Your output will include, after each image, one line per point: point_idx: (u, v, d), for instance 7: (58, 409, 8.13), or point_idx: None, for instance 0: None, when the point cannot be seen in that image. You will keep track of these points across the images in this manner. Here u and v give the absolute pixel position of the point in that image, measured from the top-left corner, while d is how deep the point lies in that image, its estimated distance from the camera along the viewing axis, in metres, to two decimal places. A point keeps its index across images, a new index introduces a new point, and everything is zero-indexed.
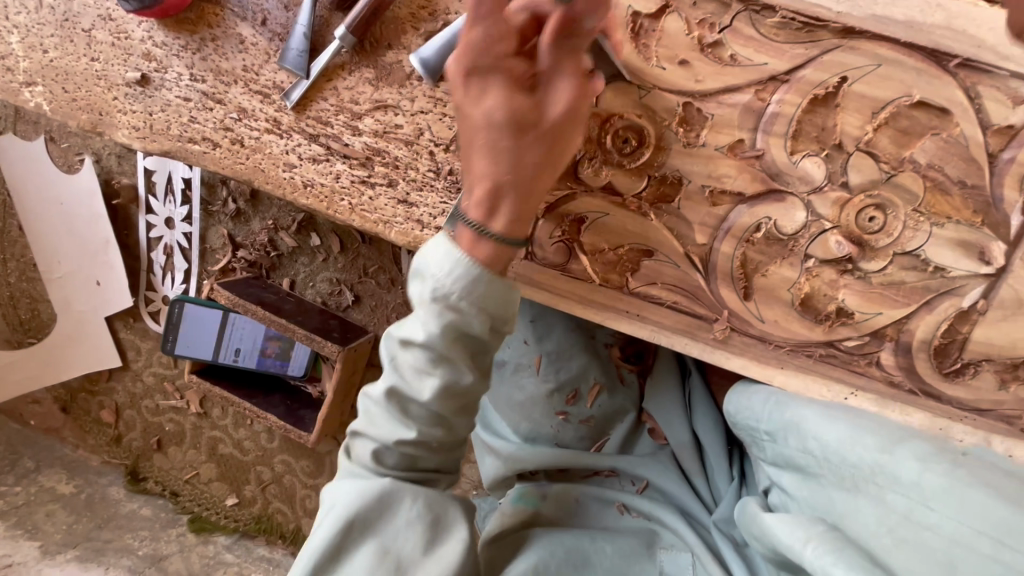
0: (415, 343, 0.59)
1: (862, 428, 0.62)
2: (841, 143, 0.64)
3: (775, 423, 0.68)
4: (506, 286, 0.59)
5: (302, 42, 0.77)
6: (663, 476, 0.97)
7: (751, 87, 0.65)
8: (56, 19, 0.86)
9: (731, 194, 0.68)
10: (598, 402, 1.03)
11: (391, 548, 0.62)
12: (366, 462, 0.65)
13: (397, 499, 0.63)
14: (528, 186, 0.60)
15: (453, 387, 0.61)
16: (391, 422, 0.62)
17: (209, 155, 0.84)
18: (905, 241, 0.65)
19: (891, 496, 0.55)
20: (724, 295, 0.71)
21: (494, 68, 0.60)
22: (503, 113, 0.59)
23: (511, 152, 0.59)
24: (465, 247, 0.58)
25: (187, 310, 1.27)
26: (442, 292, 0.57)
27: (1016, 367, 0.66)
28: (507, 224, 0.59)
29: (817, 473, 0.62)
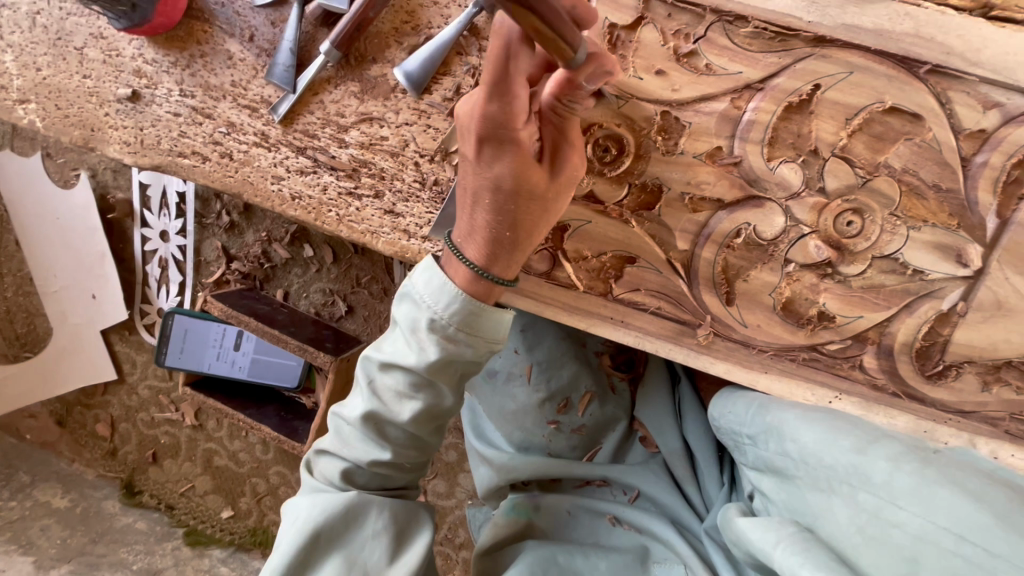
0: (400, 367, 0.61)
1: (841, 428, 0.62)
2: (816, 149, 0.65)
3: (757, 427, 0.68)
4: (502, 319, 0.61)
5: (289, 57, 0.79)
6: (656, 486, 0.97)
7: (727, 95, 0.66)
8: (49, 38, 0.88)
9: (711, 200, 0.69)
10: (589, 411, 1.03)
11: (357, 560, 0.64)
12: (333, 479, 0.66)
13: (362, 512, 0.65)
14: (528, 243, 0.62)
15: (433, 410, 0.63)
16: (366, 443, 0.64)
17: (199, 169, 0.85)
18: (883, 244, 0.66)
19: (861, 495, 0.55)
20: (707, 301, 0.71)
21: (503, 135, 0.55)
22: (510, 179, 0.57)
23: (514, 212, 0.59)
24: (463, 286, 0.60)
25: (177, 322, 1.29)
26: (439, 322, 0.59)
27: (998, 369, 0.66)
28: (504, 269, 0.61)
29: (794, 476, 0.62)
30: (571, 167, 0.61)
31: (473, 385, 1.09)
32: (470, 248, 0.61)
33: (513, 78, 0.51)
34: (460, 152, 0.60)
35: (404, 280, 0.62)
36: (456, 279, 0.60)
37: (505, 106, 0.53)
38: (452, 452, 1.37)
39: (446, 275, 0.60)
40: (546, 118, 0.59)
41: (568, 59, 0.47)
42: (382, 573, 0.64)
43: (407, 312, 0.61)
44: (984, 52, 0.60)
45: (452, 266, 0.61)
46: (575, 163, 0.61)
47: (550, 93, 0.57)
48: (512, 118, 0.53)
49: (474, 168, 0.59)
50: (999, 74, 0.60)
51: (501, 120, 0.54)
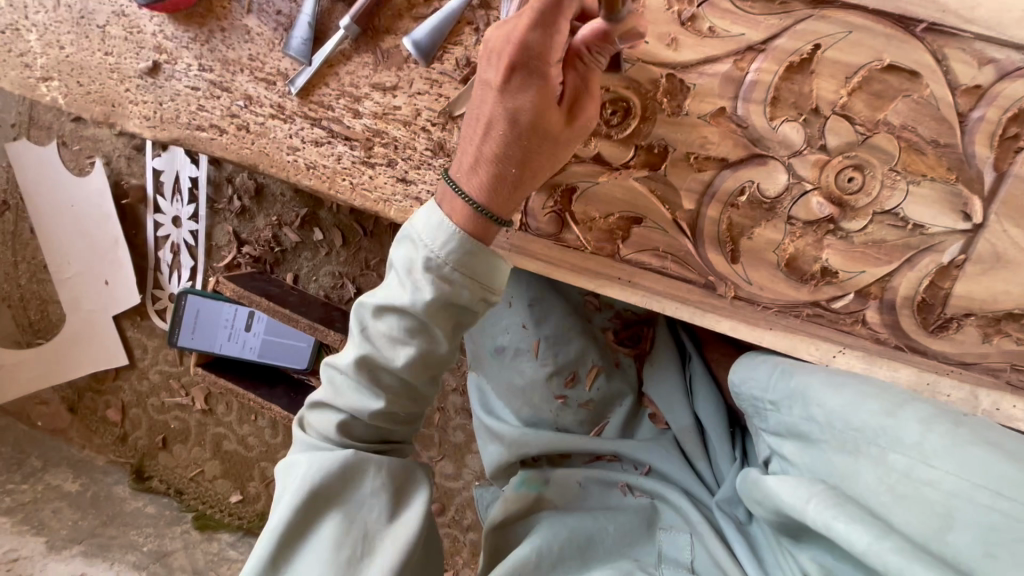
0: (394, 311, 0.63)
1: (867, 390, 0.61)
2: (817, 108, 0.67)
3: (781, 392, 0.68)
4: (494, 263, 0.63)
5: (306, 31, 0.82)
6: (665, 458, 0.98)
7: (730, 57, 0.68)
8: (73, 17, 0.91)
9: (715, 159, 0.71)
10: (596, 385, 1.05)
11: (356, 518, 0.66)
12: (331, 433, 0.68)
13: (361, 470, 0.67)
14: (529, 183, 0.63)
15: (428, 356, 0.65)
16: (359, 393, 0.66)
17: (216, 142, 0.87)
18: (884, 200, 0.68)
19: (891, 456, 0.56)
20: (713, 259, 0.73)
21: (534, 71, 0.58)
22: (529, 117, 0.59)
23: (522, 150, 0.60)
24: (459, 223, 0.61)
25: (189, 303, 1.31)
26: (432, 261, 0.61)
27: (999, 321, 0.68)
28: (500, 206, 0.62)
29: (816, 438, 0.63)
30: (584, 116, 0.63)
31: (482, 361, 1.11)
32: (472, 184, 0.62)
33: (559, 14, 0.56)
34: (482, 79, 0.62)
35: (404, 223, 0.64)
36: (453, 216, 0.62)
37: (545, 38, 0.57)
38: (459, 433, 1.39)
39: (445, 214, 0.62)
40: (572, 65, 0.62)
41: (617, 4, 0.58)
42: (381, 531, 0.66)
43: (406, 256, 0.62)
44: (978, 10, 0.62)
45: (449, 202, 0.63)
46: (589, 115, 0.63)
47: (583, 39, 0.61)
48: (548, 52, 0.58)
49: (495, 96, 0.60)
50: (993, 31, 0.62)
51: (536, 49, 0.57)
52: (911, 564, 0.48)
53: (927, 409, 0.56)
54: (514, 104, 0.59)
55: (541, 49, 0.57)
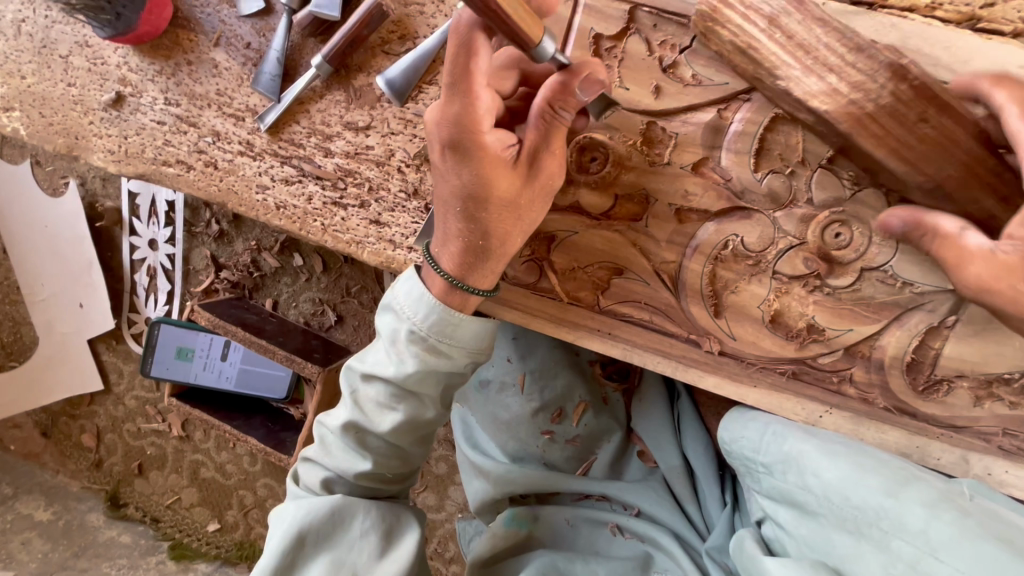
0: (381, 379, 0.65)
1: (866, 463, 0.60)
2: (804, 160, 0.64)
3: (773, 456, 0.66)
4: (476, 330, 0.65)
5: (275, 67, 0.78)
6: (656, 502, 0.95)
7: (713, 106, 0.65)
8: (34, 46, 0.87)
9: (698, 212, 0.68)
10: (583, 421, 1.02)
11: (345, 561, 0.65)
12: (316, 487, 0.70)
13: (349, 514, 0.67)
14: (500, 252, 0.64)
15: (415, 421, 0.67)
16: (348, 453, 0.68)
17: (183, 178, 0.84)
18: (872, 256, 0.65)
19: (895, 543, 0.53)
20: (696, 313, 0.70)
21: (472, 146, 0.57)
22: (477, 190, 0.59)
23: (482, 222, 0.61)
24: (439, 295, 0.64)
25: (164, 331, 1.28)
26: (416, 333, 0.63)
27: (991, 384, 0.65)
28: (478, 277, 0.64)
29: (813, 511, 0.61)
30: (544, 175, 0.61)
31: (466, 395, 1.08)
32: (447, 257, 0.64)
33: (473, 78, 0.54)
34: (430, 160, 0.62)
35: (386, 291, 0.67)
36: (433, 289, 0.64)
37: (466, 107, 0.55)
38: (442, 464, 1.35)
39: (424, 287, 0.64)
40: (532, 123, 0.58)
41: (533, 50, 0.52)
42: (371, 569, 0.66)
43: (393, 325, 0.65)
44: (970, 65, 0.59)
45: (431, 279, 0.65)
46: (550, 169, 0.60)
47: (542, 100, 0.57)
48: (472, 122, 0.56)
49: (443, 176, 0.61)
50: None
51: (461, 123, 0.56)
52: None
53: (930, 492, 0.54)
54: (462, 179, 0.59)
55: (472, 125, 0.56)
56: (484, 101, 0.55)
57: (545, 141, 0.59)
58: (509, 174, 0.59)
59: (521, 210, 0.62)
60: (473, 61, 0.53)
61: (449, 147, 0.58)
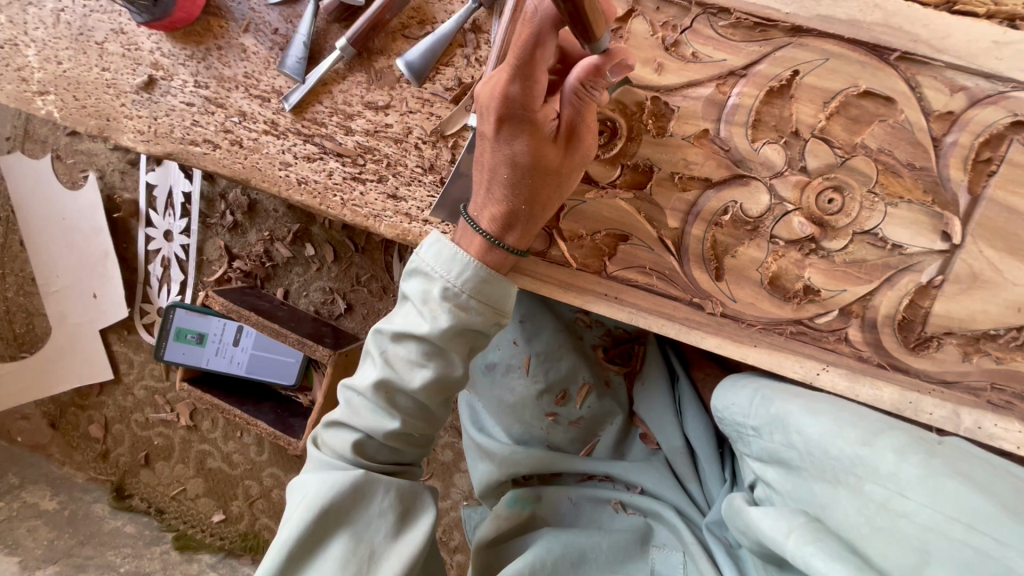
0: (414, 337, 0.66)
1: (845, 419, 0.61)
2: (797, 131, 0.69)
3: (762, 418, 0.69)
4: (505, 289, 0.69)
5: (301, 50, 0.83)
6: (658, 479, 0.96)
7: (712, 81, 0.70)
8: (72, 34, 0.92)
9: (699, 179, 0.73)
10: (587, 403, 1.04)
11: (363, 538, 0.67)
12: (344, 453, 0.70)
13: (371, 488, 0.69)
14: (538, 217, 0.69)
15: (443, 379, 0.68)
16: (376, 414, 0.68)
17: (209, 156, 0.88)
18: (864, 220, 0.69)
19: (869, 488, 0.54)
20: (698, 277, 0.74)
21: (524, 120, 0.63)
22: (526, 161, 0.65)
23: (527, 190, 0.67)
24: (478, 256, 0.67)
25: (178, 317, 1.31)
26: (449, 290, 0.66)
27: (978, 340, 0.69)
28: (516, 238, 0.69)
29: (797, 465, 0.62)
30: (581, 148, 0.67)
31: (472, 378, 1.09)
32: (487, 219, 0.68)
33: (537, 66, 0.60)
34: (480, 130, 0.68)
35: (412, 255, 0.69)
36: (470, 250, 0.68)
37: (524, 88, 0.61)
38: (448, 452, 1.37)
39: (457, 249, 0.67)
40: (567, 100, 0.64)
41: (593, 44, 0.55)
42: (387, 548, 0.67)
43: (428, 286, 0.67)
44: (948, 40, 0.64)
45: (467, 240, 0.69)
46: (587, 144, 0.67)
47: (576, 80, 0.62)
48: (529, 100, 0.62)
49: (491, 145, 0.66)
50: (964, 60, 0.64)
51: (519, 101, 0.62)
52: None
53: (902, 437, 0.55)
54: (511, 150, 0.65)
55: (527, 103, 0.62)
56: (539, 82, 0.61)
57: (580, 118, 0.65)
58: (552, 147, 0.65)
59: (561, 179, 0.68)
60: (540, 50, 0.59)
61: (501, 120, 0.64)
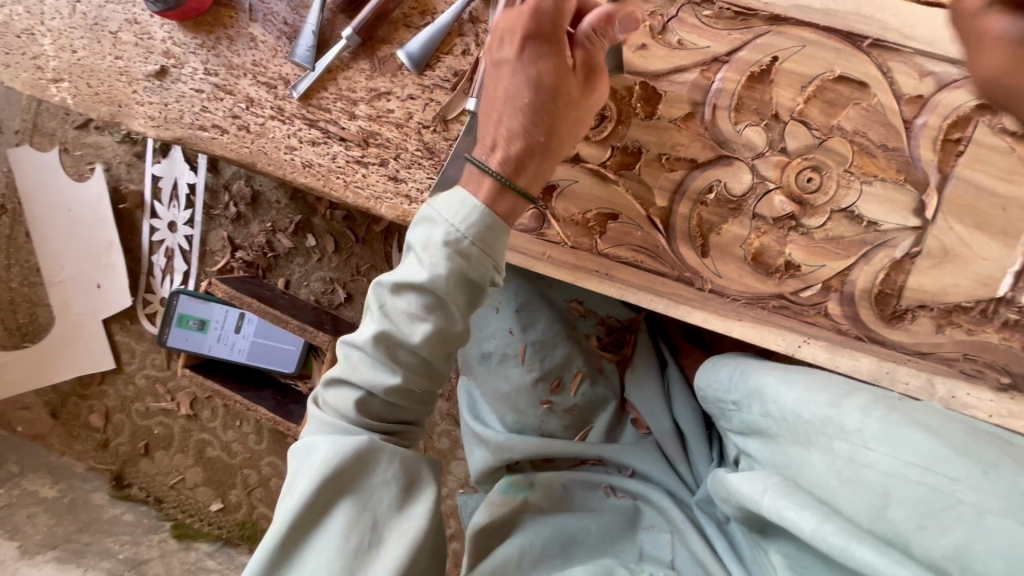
0: (414, 289, 0.63)
1: (816, 385, 0.65)
2: (777, 114, 0.73)
3: (740, 392, 0.73)
4: (506, 240, 0.65)
5: (311, 39, 0.87)
6: (649, 461, 0.98)
7: (697, 67, 0.75)
8: (87, 24, 0.96)
9: (686, 160, 0.76)
10: (581, 390, 1.05)
11: (367, 507, 0.65)
12: (348, 412, 0.68)
13: (374, 455, 0.66)
14: (551, 157, 0.68)
15: (445, 333, 0.66)
16: (375, 368, 0.66)
17: (217, 141, 0.92)
18: (841, 198, 0.73)
19: (836, 444, 0.59)
20: (685, 253, 0.78)
21: (546, 43, 0.65)
22: (543, 88, 0.65)
23: (545, 123, 0.66)
24: (485, 201, 0.64)
25: (181, 303, 1.34)
26: (454, 235, 0.63)
27: (951, 313, 0.72)
28: (529, 180, 0.67)
29: (775, 434, 0.66)
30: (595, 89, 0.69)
31: (469, 367, 1.10)
32: (498, 156, 0.66)
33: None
34: (497, 59, 0.68)
35: (424, 205, 0.67)
36: (479, 196, 0.64)
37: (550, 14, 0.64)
38: (444, 439, 1.39)
39: (470, 193, 0.64)
40: (578, 44, 0.68)
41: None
42: (391, 517, 0.66)
43: (428, 234, 0.64)
44: (917, 28, 0.69)
45: (476, 183, 0.65)
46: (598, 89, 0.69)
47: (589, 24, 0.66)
48: (554, 22, 0.65)
49: (511, 73, 0.65)
50: (932, 46, 0.69)
51: (546, 18, 0.64)
52: (854, 546, 0.51)
53: (866, 396, 0.60)
54: (530, 75, 0.65)
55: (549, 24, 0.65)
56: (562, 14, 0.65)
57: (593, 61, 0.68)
58: (569, 81, 0.66)
59: (572, 118, 0.68)
60: None
61: (523, 42, 0.65)
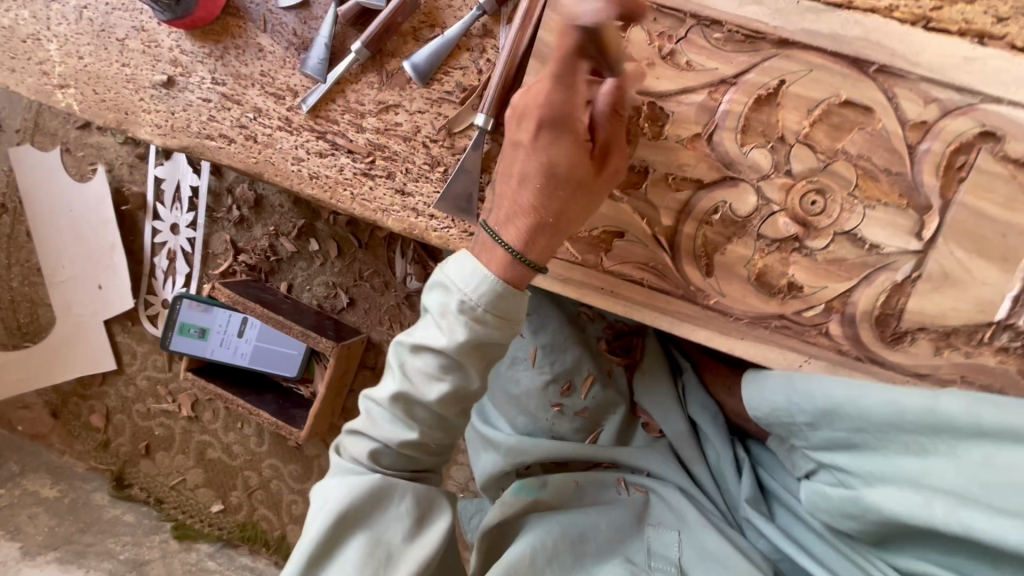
0: (431, 350, 0.66)
1: (900, 389, 0.63)
2: (783, 136, 0.74)
3: (813, 410, 0.69)
4: (520, 303, 0.66)
5: (323, 51, 0.87)
6: (665, 465, 0.94)
7: (705, 88, 0.75)
8: (94, 30, 0.96)
9: (692, 180, 0.77)
10: (592, 394, 1.02)
11: (380, 541, 0.67)
12: (362, 459, 0.70)
13: (388, 492, 0.69)
14: (564, 233, 0.69)
15: (460, 392, 0.68)
16: (394, 424, 0.68)
17: (224, 151, 0.92)
18: (844, 221, 0.74)
19: (961, 449, 0.58)
20: (689, 272, 0.79)
21: (564, 127, 0.66)
22: (562, 169, 0.66)
23: (559, 202, 0.67)
24: (496, 272, 0.65)
25: (185, 307, 1.35)
26: (466, 303, 0.64)
27: (948, 336, 0.74)
28: (540, 258, 0.68)
29: (877, 448, 0.65)
30: (610, 166, 0.69)
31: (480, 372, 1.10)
32: (513, 234, 0.67)
33: (579, 75, 0.66)
34: (513, 139, 0.69)
35: (435, 268, 0.68)
36: (490, 265, 0.65)
37: (568, 96, 0.66)
38: None
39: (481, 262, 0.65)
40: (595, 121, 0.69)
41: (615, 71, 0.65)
42: (404, 550, 0.68)
43: (443, 297, 0.66)
44: (922, 55, 0.70)
45: (487, 252, 0.67)
46: (616, 163, 0.70)
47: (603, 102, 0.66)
48: (571, 103, 0.66)
49: (527, 153, 0.67)
50: (936, 74, 0.69)
51: (561, 104, 0.66)
52: None
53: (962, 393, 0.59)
54: (548, 157, 0.66)
55: (567, 108, 0.66)
56: (579, 98, 0.66)
57: (610, 140, 0.69)
58: (585, 161, 0.67)
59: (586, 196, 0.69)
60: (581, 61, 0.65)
61: (541, 123, 0.66)
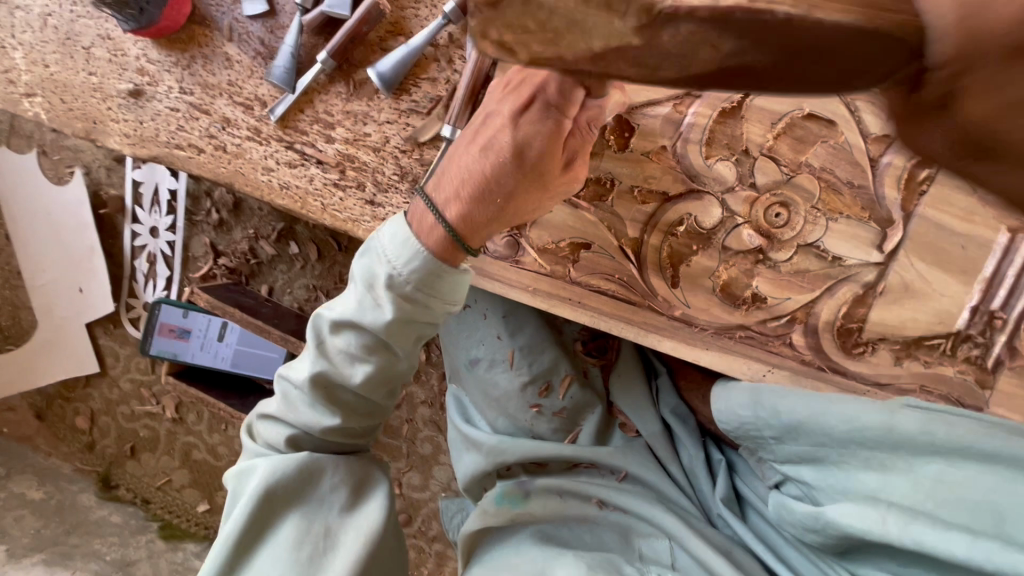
0: (359, 328, 0.66)
1: (860, 402, 0.62)
2: (747, 149, 0.74)
3: (779, 427, 0.69)
4: (459, 279, 0.65)
5: (289, 60, 0.86)
6: (643, 466, 0.91)
7: (670, 100, 0.75)
8: (59, 38, 0.95)
9: (657, 193, 0.78)
10: (570, 394, 0.98)
11: (316, 518, 0.67)
12: (280, 444, 0.69)
13: (319, 469, 0.68)
14: (504, 219, 0.66)
15: (385, 372, 0.69)
16: (313, 408, 0.68)
17: (194, 160, 0.92)
18: (807, 233, 0.74)
19: (920, 467, 0.58)
20: (655, 283, 0.79)
21: (547, 116, 0.61)
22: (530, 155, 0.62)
23: (512, 186, 0.63)
24: (431, 246, 0.64)
25: (164, 312, 1.35)
26: (395, 277, 0.64)
27: (909, 346, 0.75)
28: (476, 237, 0.65)
29: (830, 461, 0.65)
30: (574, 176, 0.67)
31: (459, 374, 1.06)
32: (455, 207, 0.63)
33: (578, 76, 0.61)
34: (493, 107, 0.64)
35: (368, 237, 0.67)
36: (427, 240, 0.64)
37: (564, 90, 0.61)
38: (427, 445, 1.42)
39: (414, 233, 0.64)
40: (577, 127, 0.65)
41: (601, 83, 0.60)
42: (341, 524, 0.67)
43: (371, 271, 0.65)
44: None
45: (423, 226, 0.64)
46: (578, 173, 0.68)
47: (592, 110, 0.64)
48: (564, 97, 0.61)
49: (506, 125, 0.62)
50: None
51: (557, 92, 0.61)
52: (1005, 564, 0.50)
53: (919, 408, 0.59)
54: (520, 142, 0.61)
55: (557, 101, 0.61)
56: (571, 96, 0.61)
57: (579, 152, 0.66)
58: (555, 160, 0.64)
59: (539, 189, 0.65)
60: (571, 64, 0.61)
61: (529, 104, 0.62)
